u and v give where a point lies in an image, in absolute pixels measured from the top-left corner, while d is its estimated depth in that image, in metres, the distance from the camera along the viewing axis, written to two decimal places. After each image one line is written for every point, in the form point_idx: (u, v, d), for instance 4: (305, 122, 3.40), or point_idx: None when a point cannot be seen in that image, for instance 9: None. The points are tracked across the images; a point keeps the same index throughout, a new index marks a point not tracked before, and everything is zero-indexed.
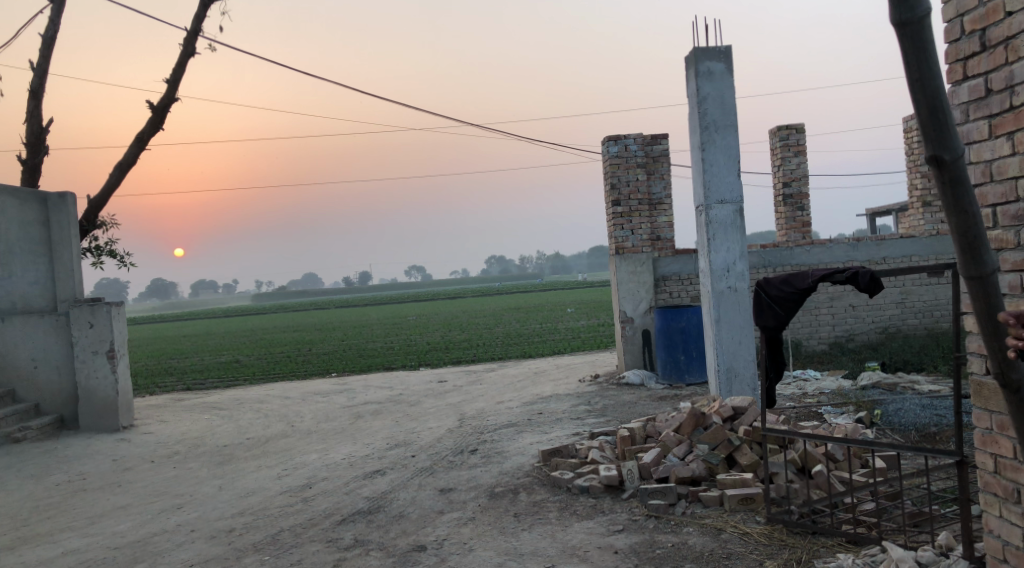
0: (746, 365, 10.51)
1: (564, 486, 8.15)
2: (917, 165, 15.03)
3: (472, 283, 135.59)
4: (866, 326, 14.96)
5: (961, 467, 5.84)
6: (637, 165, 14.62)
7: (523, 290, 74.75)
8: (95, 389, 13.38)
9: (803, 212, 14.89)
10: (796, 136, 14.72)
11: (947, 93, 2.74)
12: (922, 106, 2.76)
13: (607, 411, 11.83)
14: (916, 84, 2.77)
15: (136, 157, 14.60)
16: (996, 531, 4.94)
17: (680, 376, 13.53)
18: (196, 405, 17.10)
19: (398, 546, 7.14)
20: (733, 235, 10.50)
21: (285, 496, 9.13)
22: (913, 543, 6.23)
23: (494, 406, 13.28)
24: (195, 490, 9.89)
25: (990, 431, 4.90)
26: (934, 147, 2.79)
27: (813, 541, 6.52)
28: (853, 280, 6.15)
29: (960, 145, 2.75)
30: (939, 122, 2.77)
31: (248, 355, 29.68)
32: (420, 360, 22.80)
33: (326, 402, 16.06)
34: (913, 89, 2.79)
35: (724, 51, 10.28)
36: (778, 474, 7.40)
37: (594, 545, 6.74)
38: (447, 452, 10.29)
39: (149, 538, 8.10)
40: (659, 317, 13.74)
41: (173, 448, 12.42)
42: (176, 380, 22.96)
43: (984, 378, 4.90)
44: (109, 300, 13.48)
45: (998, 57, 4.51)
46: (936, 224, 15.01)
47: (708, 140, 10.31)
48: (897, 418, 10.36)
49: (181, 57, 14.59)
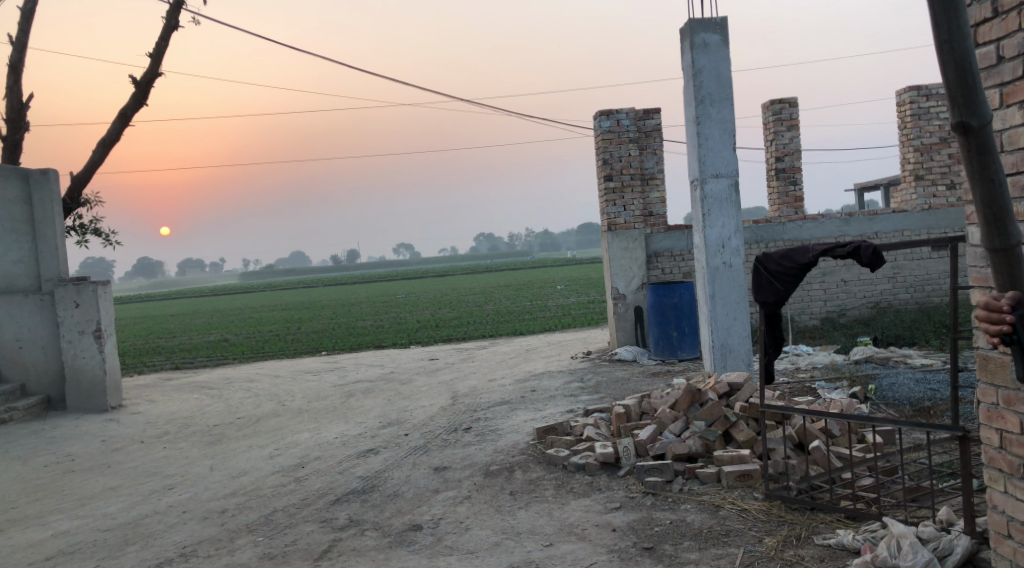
0: (740, 341, 10.45)
1: (559, 463, 8.08)
2: (909, 138, 14.83)
3: (461, 261, 135.40)
4: (858, 301, 14.95)
5: (962, 442, 5.77)
6: (629, 139, 14.48)
7: (513, 267, 74.64)
8: (82, 369, 13.22)
9: (795, 187, 14.79)
10: (789, 109, 14.58)
11: (976, 56, 2.90)
12: (952, 70, 2.93)
13: (600, 388, 11.76)
14: (946, 47, 2.94)
15: (119, 132, 14.36)
16: (1001, 506, 4.89)
17: (673, 352, 13.46)
18: (184, 384, 16.96)
19: (394, 526, 7.06)
20: (728, 210, 10.40)
21: (277, 476, 9.04)
22: (912, 518, 6.18)
23: (487, 384, 13.21)
24: (186, 470, 9.79)
25: (996, 406, 4.84)
26: (962, 113, 2.96)
27: (812, 517, 6.46)
28: (855, 254, 6.06)
29: (988, 111, 2.92)
30: (967, 86, 2.92)
31: (236, 334, 29.50)
32: (410, 338, 22.71)
33: (316, 380, 15.95)
34: (941, 52, 2.96)
35: (720, 23, 10.11)
36: (776, 450, 7.34)
37: (592, 523, 6.67)
38: (440, 430, 10.21)
39: (141, 519, 8.00)
40: (652, 293, 13.65)
41: (162, 428, 12.29)
42: (164, 359, 22.79)
43: (991, 352, 4.83)
44: (94, 278, 13.30)
45: (1010, 23, 4.47)
46: (928, 198, 14.87)
47: (703, 114, 10.19)
48: (891, 393, 10.32)
49: (164, 31, 14.31)
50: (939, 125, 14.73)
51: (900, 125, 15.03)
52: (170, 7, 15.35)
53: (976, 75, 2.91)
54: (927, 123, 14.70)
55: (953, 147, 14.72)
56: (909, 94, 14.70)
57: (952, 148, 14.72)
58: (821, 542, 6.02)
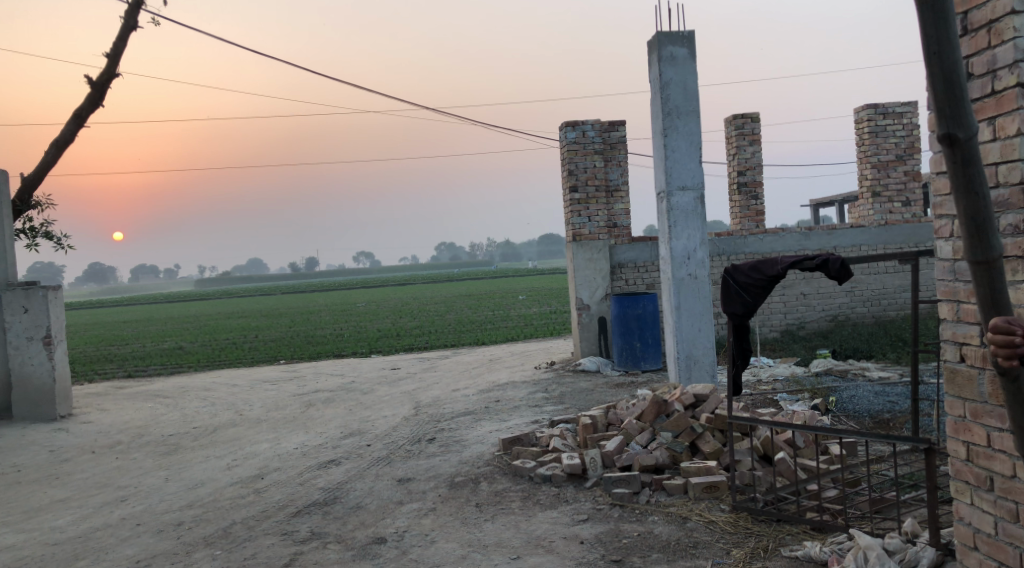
0: (705, 352, 10.50)
1: (525, 475, 8.02)
2: (866, 155, 14.98)
3: (421, 270, 134.86)
4: (817, 314, 15.11)
5: (928, 454, 5.81)
6: (594, 151, 14.52)
7: (474, 276, 74.59)
8: (31, 376, 12.88)
9: (756, 201, 14.93)
10: (751, 124, 14.71)
11: (963, 69, 2.97)
12: (940, 81, 2.99)
13: (564, 399, 11.73)
14: (935, 57, 3.00)
15: (73, 134, 14.03)
16: (967, 519, 4.92)
17: (636, 363, 13.48)
18: (137, 392, 16.59)
19: (357, 539, 6.93)
20: (693, 223, 10.45)
21: (236, 487, 8.85)
22: (878, 530, 6.21)
23: (449, 394, 13.10)
24: (140, 481, 9.54)
25: (963, 419, 4.88)
26: (948, 125, 3.01)
27: (778, 529, 6.46)
28: (824, 267, 6.09)
29: (973, 123, 2.97)
30: (954, 97, 2.98)
31: (191, 341, 29.00)
32: (371, 347, 22.51)
33: (275, 390, 15.69)
34: (930, 62, 3.02)
35: (688, 36, 10.16)
36: (742, 461, 7.36)
37: (559, 535, 6.61)
38: (403, 441, 10.07)
39: (92, 533, 7.76)
40: (616, 304, 13.66)
41: (115, 437, 12.00)
42: (116, 367, 22.30)
43: (959, 365, 4.88)
44: (45, 284, 12.98)
45: (980, 41, 4.54)
46: (884, 214, 15.11)
47: (670, 126, 10.23)
48: (851, 405, 10.42)
49: (122, 31, 14.03)
50: (895, 143, 14.90)
51: (858, 141, 15.16)
52: (128, 8, 15.08)
53: (964, 88, 2.96)
54: (884, 141, 14.87)
55: (908, 164, 14.96)
56: (867, 112, 14.86)
57: (907, 165, 14.96)
58: (788, 554, 6.02)
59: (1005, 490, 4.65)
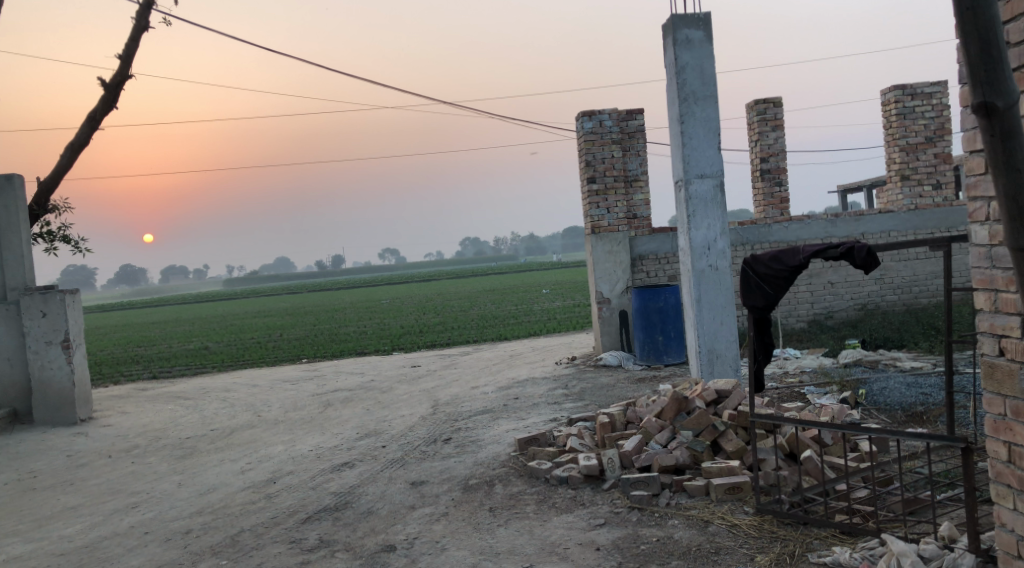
0: (727, 345, 10.15)
1: (541, 476, 7.74)
2: (894, 138, 14.51)
3: (447, 264, 134.73)
4: (845, 303, 14.69)
5: (965, 454, 5.44)
6: (612, 141, 14.15)
7: (500, 270, 74.27)
8: (51, 381, 12.78)
9: (780, 187, 14.49)
10: (773, 109, 14.34)
11: (1000, 26, 2.70)
12: (975, 40, 2.72)
13: (584, 396, 11.42)
14: (967, 14, 2.74)
15: (87, 137, 13.88)
16: (1010, 525, 4.58)
17: (659, 357, 13.14)
18: (160, 394, 16.50)
19: (366, 546, 6.69)
20: (714, 211, 10.09)
21: (247, 492, 8.64)
22: (913, 534, 5.86)
23: (469, 392, 12.84)
24: (153, 487, 9.37)
25: (1003, 417, 4.54)
26: (985, 93, 2.72)
27: (805, 533, 6.14)
28: (849, 255, 5.72)
29: (1015, 90, 2.69)
30: (992, 59, 2.70)
31: (216, 342, 28.94)
32: (394, 344, 22.33)
33: (295, 390, 15.53)
34: (963, 18, 2.75)
35: (704, 18, 9.80)
36: (767, 461, 7.04)
37: (574, 541, 6.33)
38: (419, 442, 9.83)
39: (99, 542, 7.60)
40: (637, 296, 13.31)
41: (132, 441, 11.87)
42: (141, 368, 22.27)
43: (997, 360, 4.54)
44: (63, 288, 12.88)
45: (1014, 6, 4.19)
46: (914, 198, 14.65)
47: (687, 112, 9.88)
48: (882, 397, 10.02)
49: (134, 32, 13.84)
50: (924, 125, 14.41)
51: (885, 124, 14.69)
52: (139, 8, 14.93)
53: (1002, 50, 2.69)
54: (912, 123, 14.40)
55: (939, 146, 14.45)
56: (894, 94, 14.40)
57: (937, 147, 14.46)
58: (816, 560, 5.70)
59: None
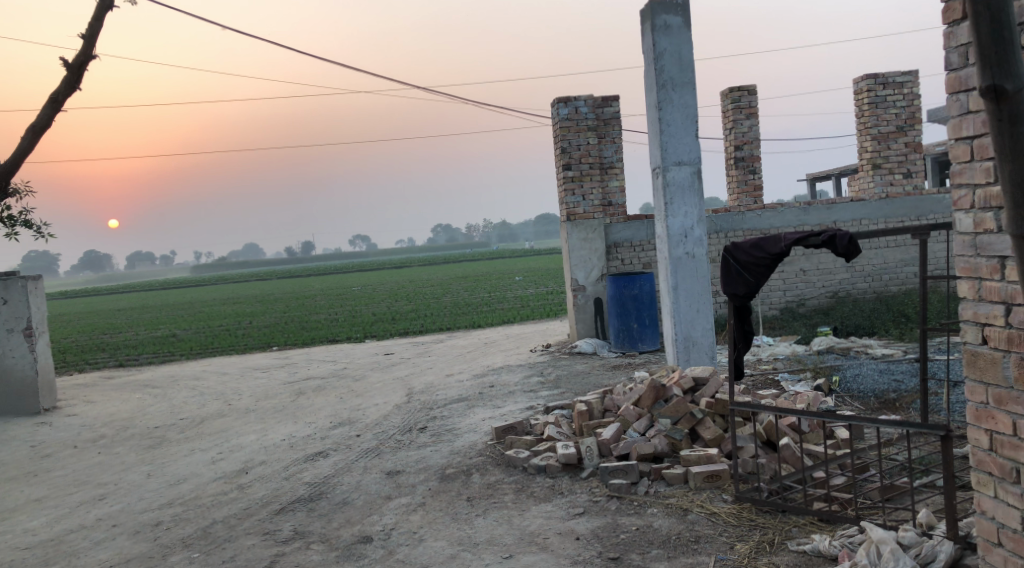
0: (703, 333, 10.15)
1: (519, 465, 7.67)
2: (866, 127, 14.56)
3: (419, 251, 134.02)
4: (817, 290, 14.76)
5: (945, 441, 5.44)
6: (588, 127, 14.09)
7: (472, 258, 74.18)
8: (13, 369, 12.50)
9: (754, 175, 14.51)
10: (748, 97, 14.34)
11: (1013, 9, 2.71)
12: (986, 21, 2.72)
13: (560, 383, 11.38)
14: None
15: (49, 118, 13.54)
16: (990, 513, 4.59)
17: (633, 344, 13.12)
18: (127, 383, 16.23)
19: (342, 538, 6.59)
20: (691, 198, 10.07)
21: (219, 483, 8.50)
22: (892, 521, 5.86)
23: (443, 380, 12.75)
24: (120, 478, 9.18)
25: (985, 405, 4.53)
26: (995, 76, 2.74)
27: (783, 521, 6.13)
28: (831, 243, 5.70)
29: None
30: (1003, 41, 2.72)
31: (184, 329, 28.58)
32: (366, 331, 22.17)
33: (266, 378, 15.33)
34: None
35: (682, 4, 9.73)
36: (745, 448, 7.02)
37: (554, 531, 6.28)
38: (394, 431, 9.73)
39: (65, 535, 7.42)
40: (612, 284, 13.27)
41: (99, 431, 11.64)
42: (108, 356, 21.91)
43: (980, 349, 4.53)
44: (25, 274, 12.60)
45: None
46: (885, 186, 14.75)
47: (665, 99, 9.82)
48: (856, 384, 10.08)
49: (97, 11, 13.50)
50: (896, 114, 14.48)
51: (857, 113, 14.74)
52: None
53: (1012, 31, 2.71)
54: (884, 112, 14.46)
55: (910, 135, 14.56)
56: (866, 82, 14.45)
57: (908, 136, 14.56)
58: (795, 548, 5.69)
59: None
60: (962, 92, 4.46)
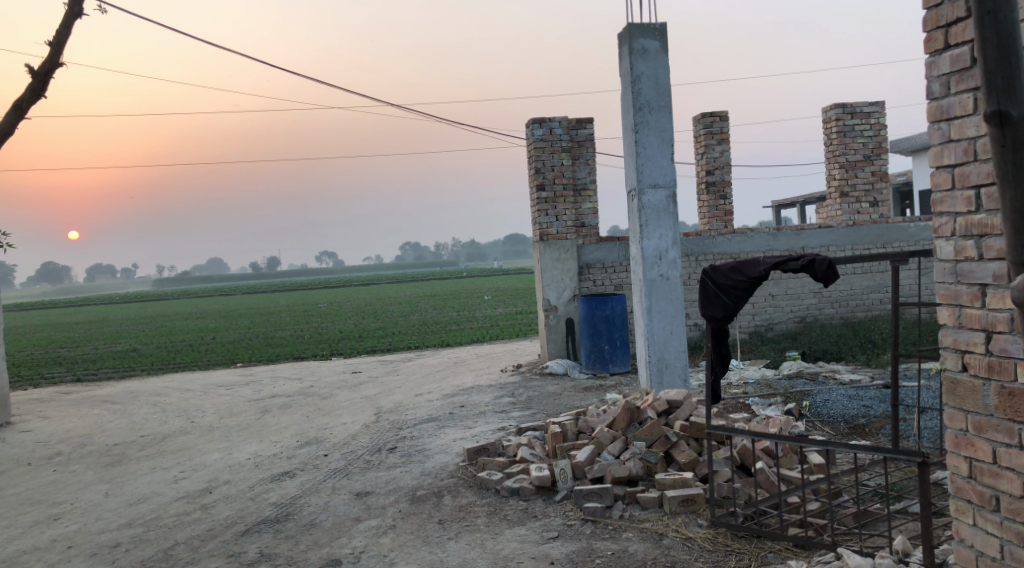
0: (676, 355, 10.14)
1: (491, 488, 7.58)
2: (834, 155, 14.72)
3: (387, 268, 133.22)
4: (785, 315, 14.86)
5: (922, 468, 5.42)
6: (562, 149, 14.10)
7: (439, 276, 73.93)
8: None
9: (724, 201, 14.58)
10: (720, 123, 14.37)
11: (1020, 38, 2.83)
12: (993, 46, 2.85)
13: (531, 404, 11.29)
14: (988, 15, 2.85)
15: (12, 125, 13.25)
16: (969, 541, 4.58)
17: (605, 365, 13.08)
18: (86, 398, 15.85)
19: (309, 561, 6.44)
20: (666, 221, 10.08)
21: (181, 503, 8.28)
22: (867, 548, 5.83)
23: (413, 399, 12.60)
24: (77, 497, 8.91)
25: (965, 433, 4.54)
26: (999, 99, 2.83)
27: (759, 546, 6.09)
28: (810, 267, 5.69)
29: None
30: (1010, 65, 2.83)
31: (146, 344, 28.03)
32: (333, 349, 21.91)
33: (230, 395, 15.05)
34: (985, 21, 2.86)
35: (660, 28, 9.77)
36: (720, 472, 6.98)
37: (528, 555, 6.18)
38: (362, 451, 9.56)
39: (17, 556, 7.17)
40: (584, 304, 13.25)
41: (55, 447, 11.32)
42: (66, 370, 21.42)
43: (960, 376, 4.54)
44: None
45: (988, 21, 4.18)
46: (852, 214, 14.90)
47: (641, 122, 9.85)
48: (825, 409, 10.11)
49: (66, 17, 13.28)
50: (863, 144, 14.63)
51: (826, 141, 14.93)
52: None
53: (1018, 57, 2.83)
54: (851, 140, 14.63)
55: (876, 164, 14.67)
56: (835, 111, 14.60)
57: (875, 165, 14.69)
58: None
59: (1013, 510, 4.32)
60: (943, 121, 4.48)
